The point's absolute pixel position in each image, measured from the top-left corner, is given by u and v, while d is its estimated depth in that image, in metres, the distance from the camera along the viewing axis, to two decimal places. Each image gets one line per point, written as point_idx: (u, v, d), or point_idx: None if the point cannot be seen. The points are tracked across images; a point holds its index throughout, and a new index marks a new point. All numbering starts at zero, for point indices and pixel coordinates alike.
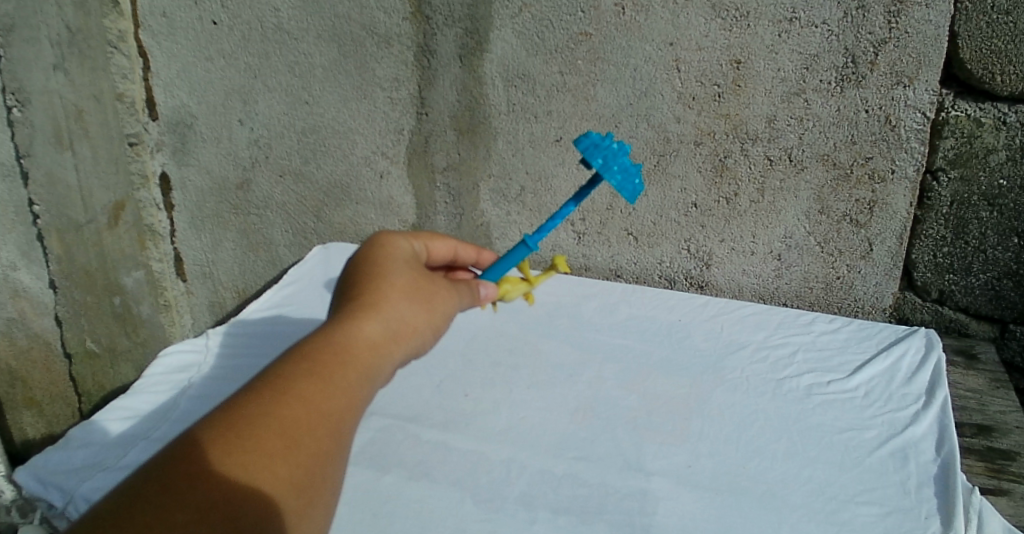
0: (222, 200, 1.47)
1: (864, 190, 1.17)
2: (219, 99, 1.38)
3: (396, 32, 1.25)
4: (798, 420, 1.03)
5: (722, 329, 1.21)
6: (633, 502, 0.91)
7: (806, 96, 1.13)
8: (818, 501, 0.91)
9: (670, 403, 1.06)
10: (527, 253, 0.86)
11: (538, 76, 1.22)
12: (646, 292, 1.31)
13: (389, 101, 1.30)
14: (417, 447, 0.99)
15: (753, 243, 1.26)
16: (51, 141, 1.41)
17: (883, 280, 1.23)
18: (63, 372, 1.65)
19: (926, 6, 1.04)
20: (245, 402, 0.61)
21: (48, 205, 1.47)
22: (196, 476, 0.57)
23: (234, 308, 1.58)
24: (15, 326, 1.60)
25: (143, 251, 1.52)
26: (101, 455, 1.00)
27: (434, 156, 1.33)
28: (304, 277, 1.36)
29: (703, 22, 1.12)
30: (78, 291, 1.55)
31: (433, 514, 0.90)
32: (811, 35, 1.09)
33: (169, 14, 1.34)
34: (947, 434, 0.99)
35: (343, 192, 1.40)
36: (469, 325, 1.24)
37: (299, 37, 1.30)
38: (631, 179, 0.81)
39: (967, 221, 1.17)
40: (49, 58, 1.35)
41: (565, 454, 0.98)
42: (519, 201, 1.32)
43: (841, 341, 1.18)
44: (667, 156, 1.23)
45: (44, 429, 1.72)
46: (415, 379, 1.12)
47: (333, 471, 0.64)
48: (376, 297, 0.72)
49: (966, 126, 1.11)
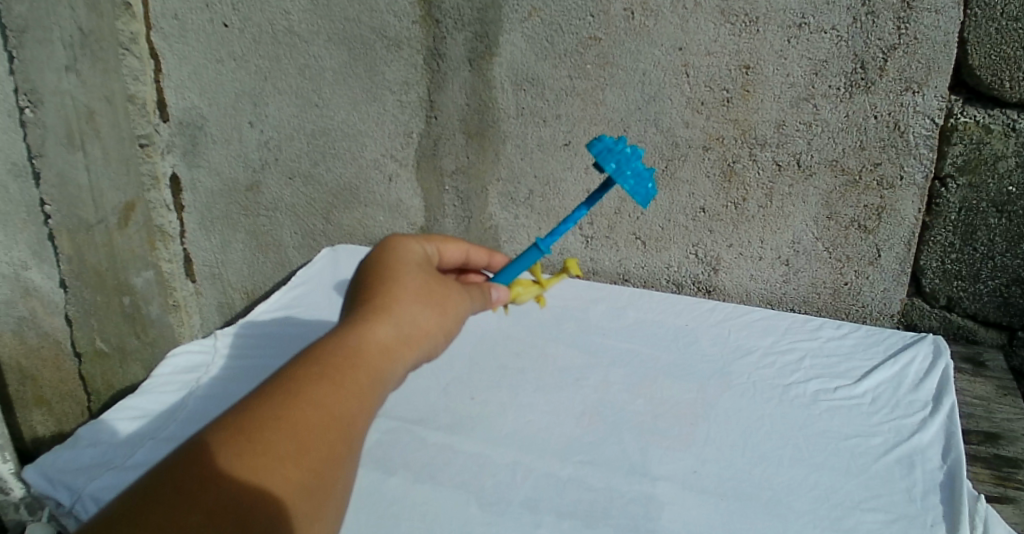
0: (232, 201, 1.48)
1: (873, 196, 1.17)
2: (230, 101, 1.39)
3: (406, 35, 1.25)
4: (805, 426, 1.03)
5: (731, 335, 1.21)
6: (638, 506, 0.91)
7: (815, 102, 1.13)
8: (823, 507, 0.91)
9: (676, 408, 1.06)
10: (539, 256, 0.87)
11: (546, 81, 1.23)
12: (653, 296, 1.31)
13: (398, 104, 1.31)
14: (423, 449, 1.00)
15: (761, 249, 1.26)
16: (63, 141, 1.42)
17: (892, 286, 1.23)
18: (72, 370, 1.66)
19: (935, 12, 1.04)
20: (255, 404, 0.62)
21: (59, 204, 1.48)
22: (207, 479, 0.57)
23: (243, 308, 1.58)
24: (26, 326, 1.62)
25: (153, 251, 1.52)
26: (108, 455, 1.01)
27: (443, 159, 1.33)
28: (313, 279, 1.37)
29: (712, 28, 1.12)
30: (88, 291, 1.56)
31: (439, 516, 0.90)
32: (820, 41, 1.09)
33: (181, 16, 1.35)
34: (954, 440, 0.99)
35: (352, 194, 1.41)
36: (476, 327, 1.25)
37: (309, 40, 1.31)
38: (644, 183, 0.82)
39: (976, 228, 1.16)
40: (61, 59, 1.36)
41: (571, 458, 0.98)
42: (527, 204, 1.33)
43: (848, 348, 1.18)
44: (675, 161, 1.23)
45: (54, 427, 1.73)
46: (422, 381, 1.12)
47: (343, 474, 0.64)
48: (388, 300, 0.72)
49: (975, 133, 1.10)
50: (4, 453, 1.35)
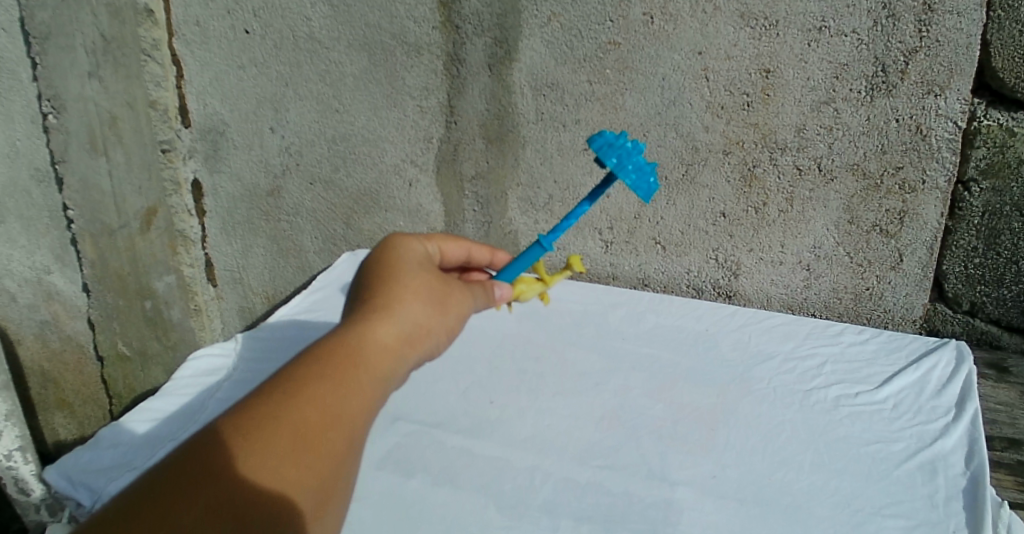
0: (253, 206, 1.48)
1: (894, 199, 1.16)
2: (251, 107, 1.40)
3: (426, 41, 1.26)
4: (821, 431, 1.03)
5: (750, 339, 1.21)
6: (657, 511, 0.91)
7: (836, 105, 1.12)
8: (844, 514, 0.91)
9: (696, 413, 1.06)
10: (543, 252, 0.86)
11: (566, 85, 1.23)
12: (673, 301, 1.31)
13: (419, 110, 1.31)
14: (441, 453, 1.00)
15: (782, 253, 1.25)
16: (86, 147, 1.44)
17: (914, 291, 1.22)
18: (94, 373, 1.68)
19: (957, 14, 1.03)
20: (256, 403, 0.62)
21: (82, 210, 1.49)
22: (207, 477, 0.57)
23: (263, 313, 1.59)
24: (49, 329, 1.64)
25: (175, 256, 1.53)
26: (129, 455, 1.02)
27: (463, 164, 1.34)
28: (332, 283, 1.38)
29: (732, 31, 1.12)
30: (110, 295, 1.58)
31: (458, 519, 0.90)
32: (841, 44, 1.09)
33: (202, 23, 1.36)
34: (976, 447, 0.98)
35: (373, 199, 1.42)
36: (494, 331, 1.25)
37: (329, 46, 1.31)
38: (646, 178, 0.81)
39: (999, 232, 1.15)
40: (84, 65, 1.38)
41: (590, 462, 0.98)
42: (547, 209, 1.33)
43: (869, 353, 1.17)
44: (695, 165, 1.23)
45: (76, 429, 1.76)
46: (441, 385, 1.12)
47: (345, 471, 0.65)
48: (389, 299, 0.72)
49: (998, 135, 1.09)
50: (26, 455, 1.37)
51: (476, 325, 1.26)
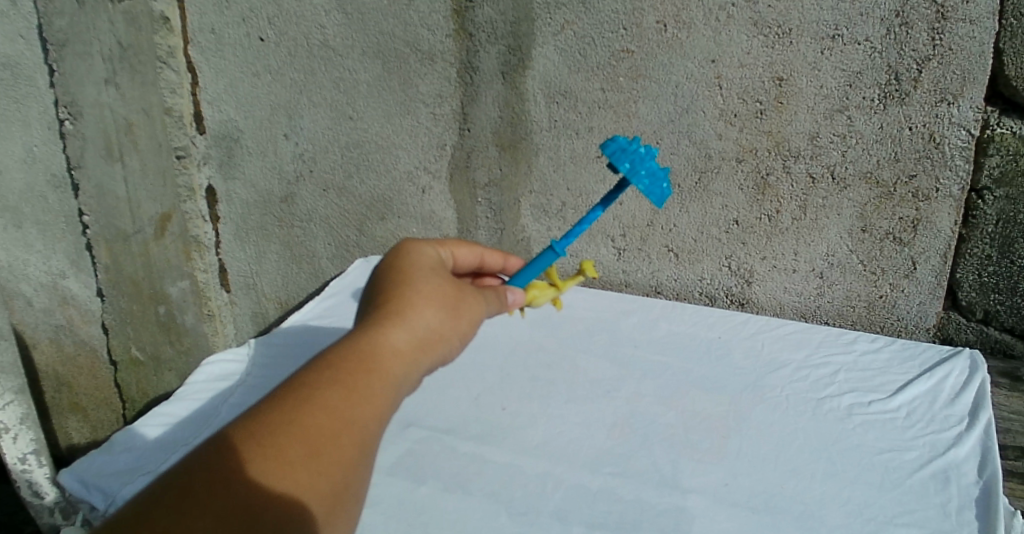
0: (268, 213, 1.49)
1: (908, 208, 1.16)
2: (266, 114, 1.41)
3: (440, 49, 1.27)
4: (833, 440, 1.03)
5: (764, 347, 1.21)
6: (669, 518, 0.91)
7: (849, 114, 1.13)
8: (856, 522, 0.90)
9: (710, 420, 1.06)
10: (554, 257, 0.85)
11: (579, 93, 1.23)
12: (687, 309, 1.31)
13: (432, 117, 1.32)
14: (453, 459, 1.00)
15: (795, 261, 1.25)
16: (102, 153, 1.44)
17: (928, 299, 1.22)
18: (108, 378, 1.70)
19: (970, 23, 1.03)
20: (269, 409, 0.63)
21: (97, 215, 1.50)
22: (217, 482, 0.58)
23: (276, 318, 1.60)
24: (63, 333, 1.66)
25: (188, 262, 1.54)
26: (142, 460, 1.02)
27: (475, 171, 1.34)
28: (346, 289, 1.39)
29: (746, 39, 1.12)
30: (124, 300, 1.58)
31: (471, 524, 0.91)
32: (854, 52, 1.09)
33: (217, 31, 1.37)
34: (990, 456, 0.98)
35: (386, 206, 1.42)
36: (507, 338, 1.25)
37: (343, 54, 1.32)
38: (658, 183, 0.81)
39: (1013, 240, 1.15)
40: (101, 72, 1.39)
41: (602, 469, 0.98)
42: (559, 216, 1.33)
43: (883, 362, 1.17)
44: (709, 173, 1.23)
45: (89, 433, 1.78)
46: (453, 392, 1.13)
47: (357, 476, 0.65)
48: (401, 305, 0.72)
49: (1012, 144, 1.09)
50: (40, 457, 1.38)
51: (488, 332, 1.27)
